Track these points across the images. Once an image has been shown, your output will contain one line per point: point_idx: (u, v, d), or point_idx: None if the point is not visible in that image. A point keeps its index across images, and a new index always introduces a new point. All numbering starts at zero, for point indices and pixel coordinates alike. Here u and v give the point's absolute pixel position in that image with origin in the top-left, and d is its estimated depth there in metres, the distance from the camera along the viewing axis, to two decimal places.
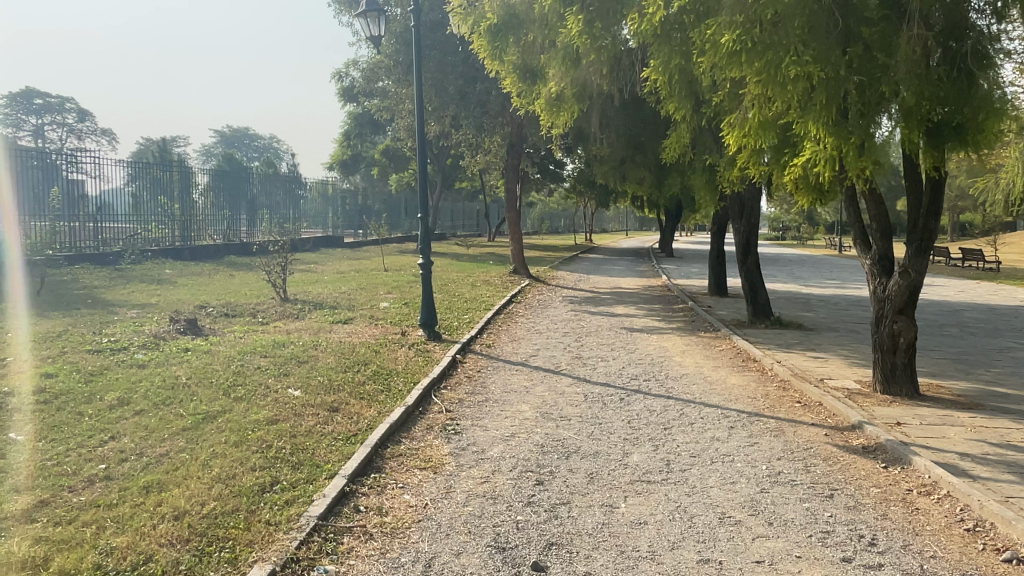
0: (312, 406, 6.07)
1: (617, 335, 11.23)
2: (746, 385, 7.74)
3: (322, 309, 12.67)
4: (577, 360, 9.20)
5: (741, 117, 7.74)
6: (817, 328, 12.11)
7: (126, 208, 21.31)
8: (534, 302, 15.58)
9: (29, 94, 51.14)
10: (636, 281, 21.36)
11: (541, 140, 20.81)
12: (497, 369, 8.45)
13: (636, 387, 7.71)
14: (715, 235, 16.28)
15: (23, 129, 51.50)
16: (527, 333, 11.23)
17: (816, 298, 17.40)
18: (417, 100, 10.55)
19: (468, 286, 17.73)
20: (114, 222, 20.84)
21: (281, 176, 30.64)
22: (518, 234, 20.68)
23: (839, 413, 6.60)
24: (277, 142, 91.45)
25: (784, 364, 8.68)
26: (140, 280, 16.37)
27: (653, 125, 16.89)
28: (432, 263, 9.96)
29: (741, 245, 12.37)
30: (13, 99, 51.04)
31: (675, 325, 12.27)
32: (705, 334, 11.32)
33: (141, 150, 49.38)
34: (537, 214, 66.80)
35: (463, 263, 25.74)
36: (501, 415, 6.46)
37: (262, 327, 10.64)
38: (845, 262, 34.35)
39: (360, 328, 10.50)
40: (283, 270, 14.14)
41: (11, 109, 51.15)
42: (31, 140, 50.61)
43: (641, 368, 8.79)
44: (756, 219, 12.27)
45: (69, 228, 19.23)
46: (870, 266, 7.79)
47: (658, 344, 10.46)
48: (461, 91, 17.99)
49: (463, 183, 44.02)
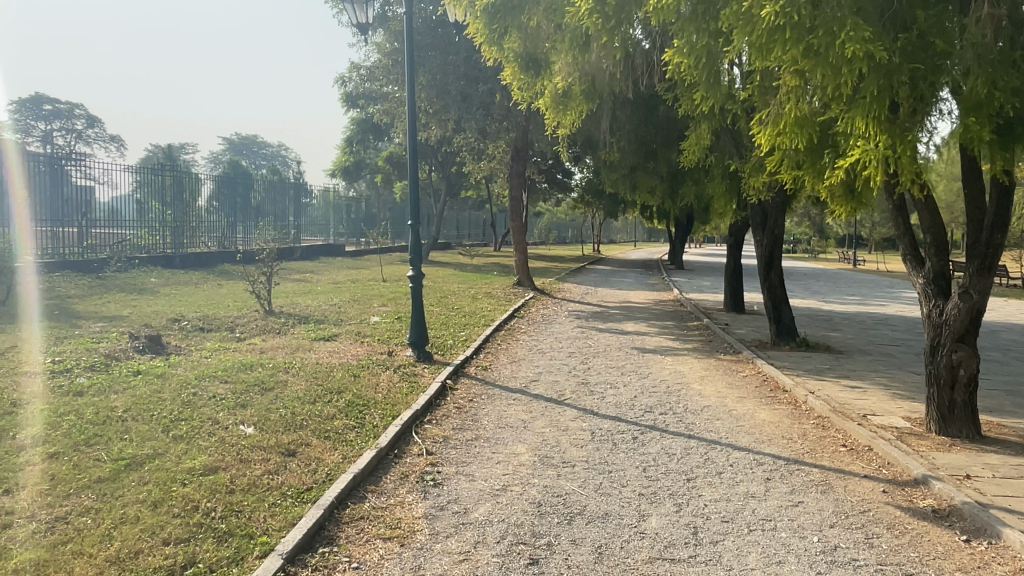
0: (263, 450, 5.06)
1: (627, 357, 10.18)
2: (778, 423, 6.69)
3: (307, 324, 11.67)
4: (582, 388, 8.15)
5: (775, 114, 6.73)
6: (847, 351, 11.04)
7: (121, 212, 20.43)
8: (537, 317, 14.54)
9: (38, 100, 50.87)
10: (646, 295, 20.31)
11: (547, 145, 19.85)
12: (491, 398, 7.41)
13: (651, 423, 6.66)
14: (732, 248, 15.27)
15: (31, 135, 50.91)
16: (527, 353, 10.19)
17: (840, 316, 16.28)
18: (410, 92, 9.51)
19: (468, 299, 16.73)
20: (106, 228, 19.81)
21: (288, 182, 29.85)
22: (522, 244, 19.66)
23: (894, 462, 5.53)
24: (285, 150, 91.17)
25: (819, 397, 7.61)
26: (121, 290, 15.45)
27: (667, 131, 15.91)
28: (422, 275, 8.96)
29: (763, 258, 11.29)
30: (22, 104, 50.62)
31: (690, 346, 11.20)
32: (724, 357, 10.25)
33: (148, 157, 48.96)
34: (543, 224, 65.81)
35: (466, 274, 24.77)
36: (491, 460, 5.42)
37: (235, 345, 9.64)
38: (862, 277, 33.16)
39: (343, 347, 9.48)
40: (268, 281, 13.15)
41: (21, 114, 50.84)
42: (39, 144, 50.21)
43: (655, 398, 7.73)
44: (781, 231, 11.16)
45: (55, 232, 18.27)
46: (923, 286, 6.70)
47: (673, 368, 9.39)
48: (463, 92, 17.01)
49: (469, 191, 43.08)
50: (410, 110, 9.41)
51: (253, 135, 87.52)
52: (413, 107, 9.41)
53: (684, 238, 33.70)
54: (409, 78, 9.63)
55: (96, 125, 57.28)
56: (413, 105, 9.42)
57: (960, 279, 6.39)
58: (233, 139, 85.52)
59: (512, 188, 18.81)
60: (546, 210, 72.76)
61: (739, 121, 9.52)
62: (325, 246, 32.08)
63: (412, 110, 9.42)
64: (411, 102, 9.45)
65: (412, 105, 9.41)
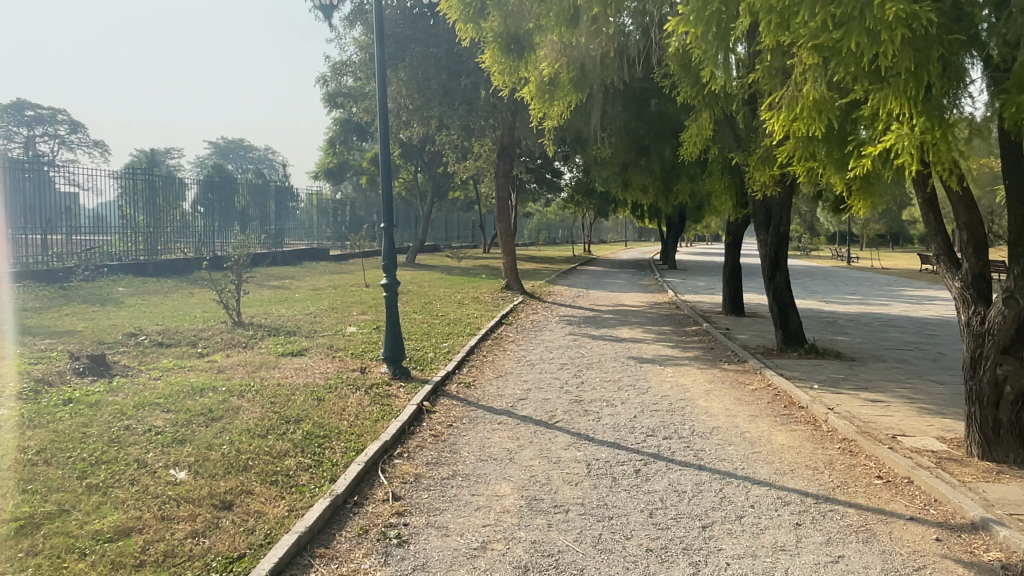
0: (191, 503, 4.20)
1: (624, 368, 9.37)
2: (799, 449, 5.89)
3: (277, 336, 10.77)
4: (575, 407, 7.32)
5: (791, 96, 6.01)
6: (858, 357, 10.28)
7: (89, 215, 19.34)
8: (526, 323, 13.69)
9: (20, 105, 49.71)
10: (640, 298, 19.55)
11: (535, 142, 19.03)
12: (473, 422, 6.58)
13: (655, 451, 5.83)
14: (731, 248, 14.51)
15: (14, 141, 49.59)
16: (515, 366, 9.35)
17: (844, 317, 15.54)
18: (381, 80, 8.59)
19: (454, 305, 15.87)
20: (68, 235, 18.65)
21: (269, 184, 28.78)
22: (511, 246, 18.83)
23: (942, 499, 4.71)
24: (272, 153, 90.04)
25: (841, 415, 6.81)
26: (83, 300, 14.50)
27: (659, 125, 15.15)
28: (397, 284, 8.11)
29: (767, 259, 10.51)
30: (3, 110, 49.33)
31: (691, 354, 10.40)
32: (729, 367, 9.45)
33: (131, 161, 47.90)
34: (533, 225, 65.02)
35: (454, 277, 23.94)
36: (469, 506, 4.57)
37: (192, 363, 8.74)
38: (859, 275, 32.51)
39: (312, 364, 8.60)
40: (236, 290, 12.25)
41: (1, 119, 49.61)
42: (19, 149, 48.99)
43: (657, 418, 6.91)
44: (787, 229, 10.37)
45: (18, 240, 17.23)
46: (960, 291, 5.90)
47: (674, 381, 8.58)
48: (445, 86, 16.14)
49: (456, 192, 42.24)
50: (380, 101, 8.47)
51: (239, 140, 86.39)
52: (384, 99, 8.45)
53: (677, 237, 32.95)
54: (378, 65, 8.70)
55: (80, 131, 56.07)
56: (383, 94, 8.47)
57: (1003, 282, 5.58)
58: (219, 143, 84.37)
59: (498, 188, 17.94)
60: (536, 210, 71.94)
61: (744, 107, 8.77)
62: (308, 251, 31.15)
63: (382, 100, 8.48)
64: (381, 92, 8.52)
65: (382, 95, 8.47)
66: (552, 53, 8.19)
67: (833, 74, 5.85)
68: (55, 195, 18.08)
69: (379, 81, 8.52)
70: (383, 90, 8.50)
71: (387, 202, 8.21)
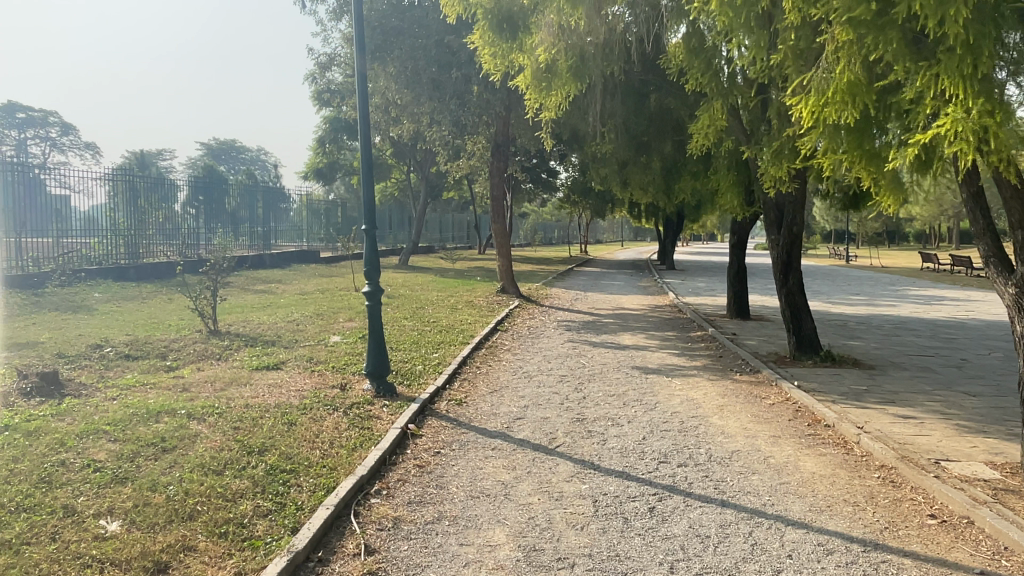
0: (117, 568, 3.46)
1: (627, 380, 8.65)
2: (833, 480, 5.19)
3: (254, 347, 10.01)
4: (577, 428, 6.59)
5: (820, 79, 5.36)
6: (878, 365, 9.58)
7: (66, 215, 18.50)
8: (522, 330, 12.98)
9: (11, 108, 48.86)
10: (640, 300, 18.86)
11: (530, 139, 18.33)
12: (463, 448, 5.84)
13: (670, 483, 5.10)
14: (735, 248, 13.83)
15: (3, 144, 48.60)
16: (509, 379, 8.63)
17: (855, 320, 14.86)
18: (359, 66, 7.74)
19: (447, 310, 15.14)
20: (49, 239, 17.86)
21: (257, 184, 27.89)
22: (506, 247, 18.10)
23: (1014, 548, 4.02)
24: (266, 155, 89.24)
25: (874, 437, 6.09)
26: (55, 308, 13.72)
27: (660, 121, 14.49)
28: (380, 292, 7.37)
29: (779, 260, 9.80)
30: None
31: (699, 363, 9.68)
32: (741, 377, 8.74)
33: (124, 163, 47.19)
34: (529, 224, 64.30)
35: (448, 280, 23.23)
36: (456, 561, 3.84)
37: (157, 379, 7.98)
38: (860, 274, 31.95)
39: (288, 380, 7.85)
40: (212, 297, 11.50)
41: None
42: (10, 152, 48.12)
43: (668, 440, 6.19)
44: (800, 228, 9.63)
45: None
46: (1014, 298, 5.17)
47: (684, 395, 7.86)
48: (435, 80, 15.37)
49: (450, 192, 41.53)
50: (359, 89, 7.67)
51: (232, 141, 85.62)
52: (363, 87, 7.64)
53: (676, 237, 32.26)
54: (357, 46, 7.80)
55: (70, 134, 55.35)
56: (362, 82, 7.68)
57: None
58: (210, 144, 83.50)
59: (492, 188, 17.31)
60: (532, 210, 71.28)
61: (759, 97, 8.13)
62: (298, 253, 30.34)
63: (362, 89, 7.66)
64: (360, 81, 7.72)
65: (362, 82, 7.67)
66: (548, 36, 7.78)
67: (869, 53, 5.18)
68: (28, 197, 17.26)
69: (357, 67, 7.71)
70: (362, 79, 7.69)
71: (369, 200, 7.46)
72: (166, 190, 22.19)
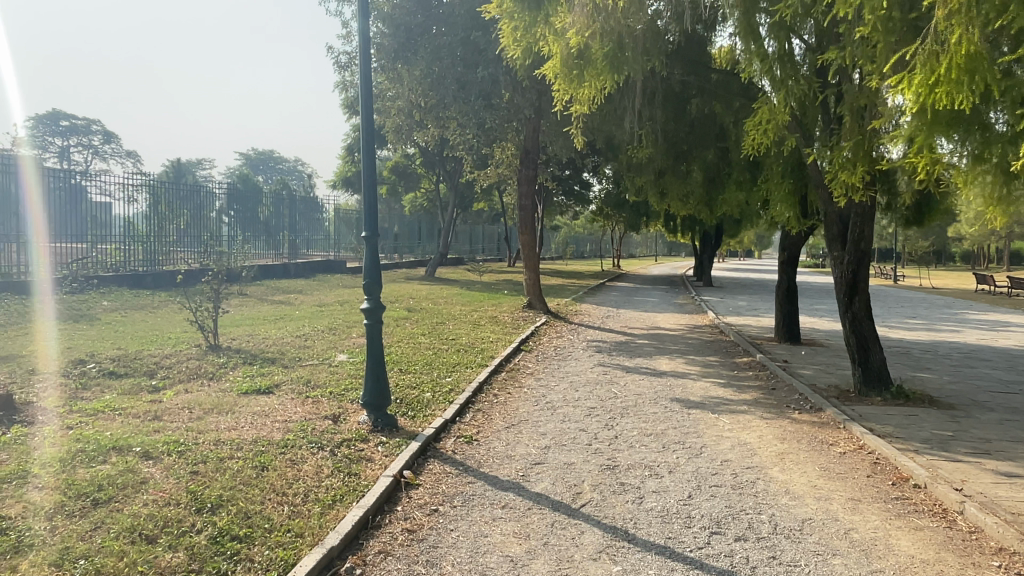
0: None
1: (666, 416, 7.49)
2: (942, 569, 4.00)
3: (250, 366, 9.04)
4: (608, 479, 5.46)
5: (932, 51, 4.25)
6: (958, 405, 8.29)
7: (100, 221, 18.28)
8: (548, 350, 11.89)
9: (57, 116, 49.62)
10: (676, 319, 17.63)
11: (561, 145, 17.35)
12: (468, 505, 4.78)
13: (727, 567, 3.96)
14: (785, 265, 12.64)
15: (47, 151, 49.07)
16: (530, 411, 7.53)
17: (918, 348, 13.44)
18: (361, 54, 6.58)
19: (469, 326, 14.11)
20: (83, 245, 17.79)
21: (292, 195, 27.50)
22: (534, 260, 17.06)
23: None
24: (302, 165, 89.91)
25: (981, 504, 4.89)
26: (58, 315, 13.02)
27: (702, 127, 13.39)
28: (381, 310, 6.35)
29: (844, 281, 8.63)
30: (38, 121, 48.88)
31: (748, 396, 8.48)
32: (801, 416, 7.53)
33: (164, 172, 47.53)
34: (560, 238, 63.30)
35: (475, 293, 22.26)
36: None
37: (131, 403, 7.03)
38: (910, 296, 30.21)
39: (276, 407, 6.85)
40: (212, 309, 10.63)
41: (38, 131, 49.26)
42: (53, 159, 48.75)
43: (720, 501, 5.04)
44: (868, 244, 8.42)
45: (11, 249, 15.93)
46: None
47: (735, 439, 6.67)
48: (461, 81, 14.39)
49: (480, 203, 40.63)
50: (361, 84, 6.59)
51: (270, 151, 86.50)
52: (366, 81, 6.57)
53: (713, 253, 30.81)
54: (359, 31, 6.60)
55: (113, 142, 56.23)
56: (366, 71, 6.58)
57: None
58: (249, 154, 84.39)
59: (520, 197, 16.36)
60: (564, 223, 70.28)
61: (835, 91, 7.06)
62: (324, 263, 29.58)
63: (365, 80, 6.59)
64: (363, 74, 6.60)
65: (364, 75, 6.58)
66: (581, 18, 7.03)
67: (993, 16, 4.10)
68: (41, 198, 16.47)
69: (358, 53, 6.55)
70: (365, 70, 6.57)
71: (370, 203, 6.42)
72: (198, 200, 21.73)
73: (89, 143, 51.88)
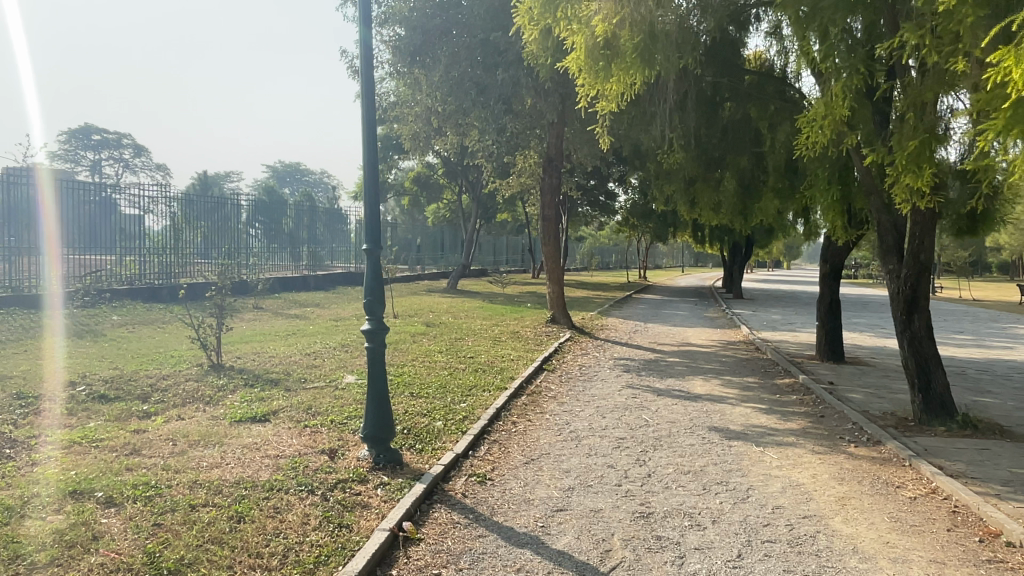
0: None
1: (704, 449, 6.68)
2: None
3: (251, 389, 8.38)
4: (642, 532, 4.67)
5: None
6: None
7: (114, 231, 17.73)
8: (573, 370, 11.11)
9: (88, 130, 50.04)
10: (707, 334, 16.74)
11: (585, 153, 16.66)
12: (476, 568, 4.03)
13: None
14: (826, 278, 11.76)
15: (80, 165, 49.49)
16: (552, 442, 6.77)
17: (974, 368, 12.41)
18: (362, 53, 5.85)
19: (489, 342, 13.40)
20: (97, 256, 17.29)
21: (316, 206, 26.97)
22: (557, 273, 16.30)
23: None
24: (327, 177, 90.33)
25: None
26: (63, 331, 12.54)
27: (735, 132, 12.64)
28: (382, 334, 5.63)
29: (901, 297, 7.77)
30: (71, 135, 49.35)
31: (795, 426, 7.63)
32: (858, 452, 6.67)
33: (193, 184, 47.75)
34: (586, 249, 62.59)
35: (497, 307, 21.57)
36: None
37: (112, 433, 6.40)
38: (951, 308, 28.94)
39: (269, 438, 6.17)
40: (216, 326, 10.03)
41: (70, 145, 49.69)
42: (83, 173, 49.14)
43: (776, 563, 4.24)
44: (928, 255, 7.57)
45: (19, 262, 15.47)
46: None
47: (785, 479, 5.84)
48: (480, 84, 13.76)
49: (504, 214, 39.92)
50: (362, 87, 5.86)
51: (297, 163, 87.14)
52: (367, 83, 5.84)
53: (743, 264, 29.80)
54: (360, 26, 5.86)
55: (144, 156, 56.81)
56: (367, 72, 5.84)
57: None
58: (276, 166, 85.08)
59: (543, 207, 15.75)
60: (589, 234, 69.56)
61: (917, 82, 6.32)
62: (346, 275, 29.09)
63: (366, 83, 5.86)
64: (364, 74, 5.87)
65: (366, 77, 5.86)
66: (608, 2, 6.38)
67: None
68: (43, 209, 15.94)
69: (359, 51, 5.83)
70: (367, 71, 5.84)
71: (372, 213, 5.73)
72: (223, 213, 21.33)
73: (120, 157, 52.21)
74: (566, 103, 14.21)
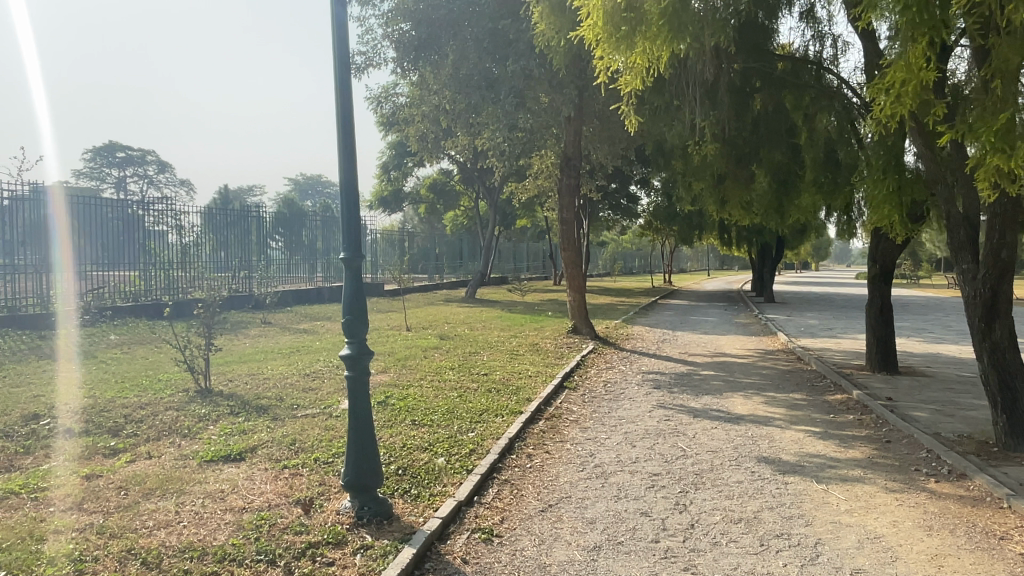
0: None
1: (755, 488, 5.61)
2: None
3: (234, 419, 7.46)
4: None
5: None
6: None
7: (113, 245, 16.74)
8: (597, 387, 10.07)
9: (111, 147, 49.94)
10: (740, 342, 15.59)
11: (605, 151, 15.62)
12: None
13: None
14: (876, 280, 10.61)
15: (104, 182, 49.43)
16: (574, 482, 5.74)
17: None
18: (334, 30, 4.91)
19: (506, 357, 12.37)
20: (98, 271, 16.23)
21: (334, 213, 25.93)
22: (577, 280, 15.28)
23: None
24: None
25: None
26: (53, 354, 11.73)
27: (768, 122, 11.50)
28: (362, 360, 4.66)
29: (978, 302, 6.63)
30: (96, 152, 49.38)
31: (858, 455, 6.53)
32: (940, 490, 5.55)
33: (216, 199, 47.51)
34: (608, 255, 61.38)
35: (516, 316, 20.57)
36: None
37: (59, 479, 5.48)
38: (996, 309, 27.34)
39: (239, 485, 5.23)
40: (204, 347, 9.12)
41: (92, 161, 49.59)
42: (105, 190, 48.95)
43: None
44: (1010, 253, 6.43)
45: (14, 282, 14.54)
46: None
47: (860, 530, 4.76)
48: (490, 79, 12.81)
49: (523, 220, 38.89)
50: (336, 73, 4.92)
51: (318, 176, 87.12)
52: (343, 67, 4.90)
53: (773, 267, 28.46)
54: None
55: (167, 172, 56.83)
56: (342, 54, 4.90)
57: None
58: (298, 179, 85.14)
59: (561, 209, 14.74)
60: (612, 239, 68.29)
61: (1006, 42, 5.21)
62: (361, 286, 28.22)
63: (339, 67, 4.91)
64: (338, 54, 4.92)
65: (340, 60, 4.90)
66: None
67: None
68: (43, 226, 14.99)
69: (330, 31, 4.89)
70: (342, 50, 4.89)
71: (348, 215, 4.77)
72: (235, 224, 20.41)
73: (143, 173, 52.03)
74: (583, 97, 13.20)
